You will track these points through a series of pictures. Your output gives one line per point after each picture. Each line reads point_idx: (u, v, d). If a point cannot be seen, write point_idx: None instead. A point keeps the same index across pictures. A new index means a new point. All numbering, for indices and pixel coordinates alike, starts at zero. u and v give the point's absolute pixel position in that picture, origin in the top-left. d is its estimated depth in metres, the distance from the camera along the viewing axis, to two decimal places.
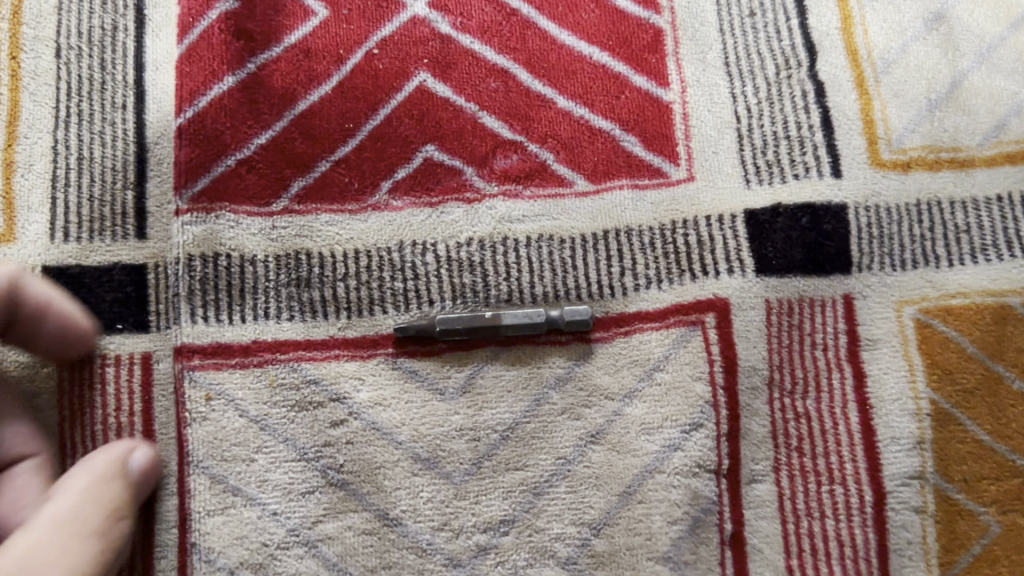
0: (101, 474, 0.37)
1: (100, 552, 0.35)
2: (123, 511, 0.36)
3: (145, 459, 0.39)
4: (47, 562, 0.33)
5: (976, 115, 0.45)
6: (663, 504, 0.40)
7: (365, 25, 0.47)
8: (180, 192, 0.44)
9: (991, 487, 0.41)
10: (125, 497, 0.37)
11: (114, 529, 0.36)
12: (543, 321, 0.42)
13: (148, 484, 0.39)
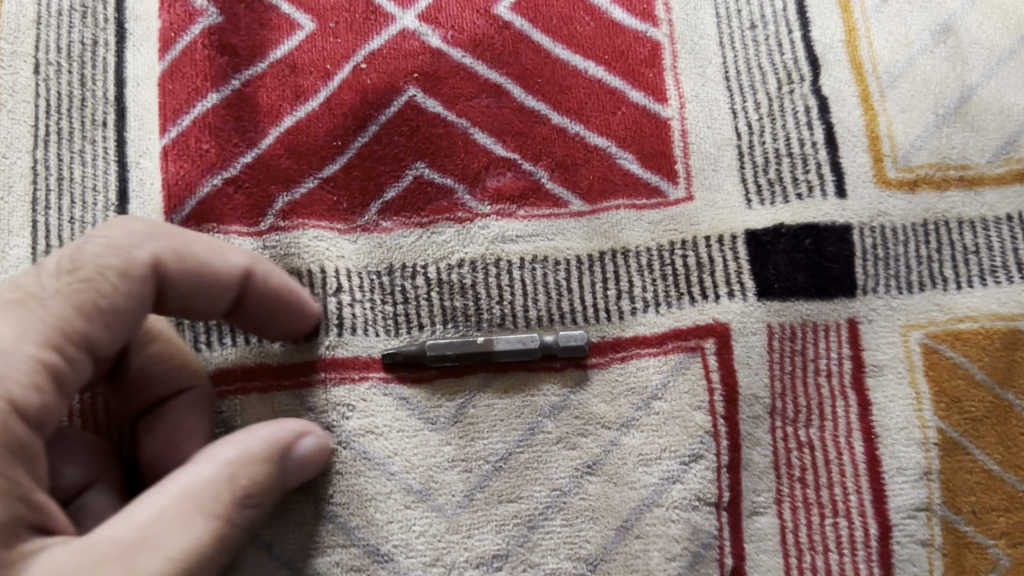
0: (257, 450, 0.33)
1: (219, 530, 0.31)
2: (260, 488, 0.33)
3: (315, 446, 0.36)
4: (159, 531, 0.30)
5: (985, 131, 0.43)
6: (662, 539, 0.39)
7: (352, 39, 0.45)
8: (168, 215, 0.42)
9: (1001, 519, 0.39)
10: (274, 473, 0.34)
11: (243, 504, 0.32)
12: (536, 347, 0.40)
13: (309, 470, 0.36)
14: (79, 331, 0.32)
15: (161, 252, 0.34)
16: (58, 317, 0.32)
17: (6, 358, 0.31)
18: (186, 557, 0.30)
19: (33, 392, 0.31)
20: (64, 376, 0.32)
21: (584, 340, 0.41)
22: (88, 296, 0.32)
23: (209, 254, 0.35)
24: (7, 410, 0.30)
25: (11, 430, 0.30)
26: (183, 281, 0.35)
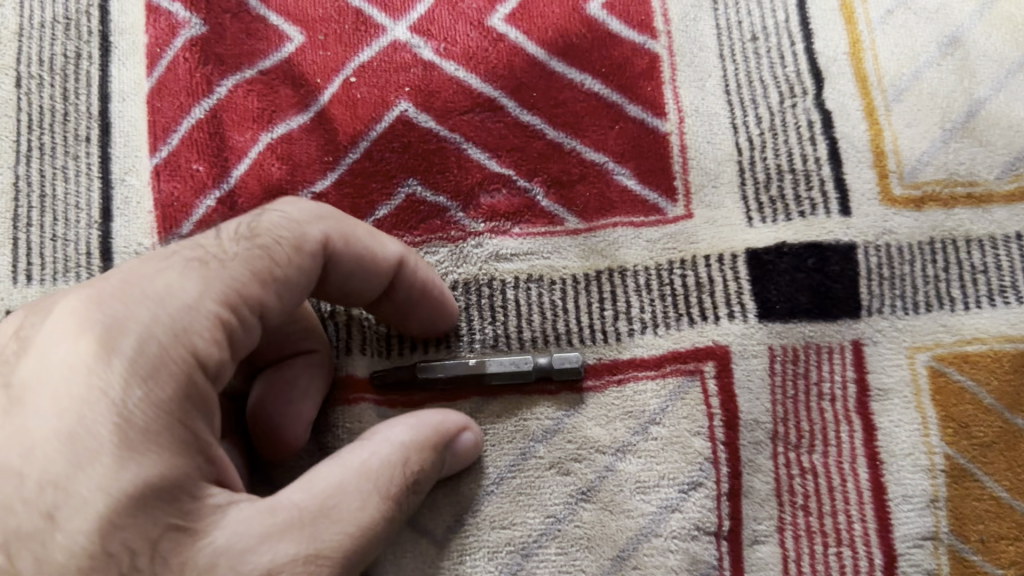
0: (439, 438, 0.35)
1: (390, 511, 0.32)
2: (428, 472, 0.35)
3: (473, 440, 0.37)
4: (339, 505, 0.31)
5: (994, 147, 0.42)
6: (660, 570, 0.37)
7: (342, 52, 0.44)
8: (163, 237, 0.41)
9: (1011, 548, 0.38)
10: (440, 460, 0.35)
11: (413, 485, 0.34)
12: (530, 370, 0.39)
13: (458, 465, 0.37)
14: (256, 296, 0.32)
15: (324, 233, 0.34)
16: (235, 282, 0.31)
17: (193, 313, 0.30)
18: (361, 534, 0.31)
19: (215, 347, 0.30)
20: (237, 339, 0.31)
21: (579, 364, 0.39)
22: (267, 265, 0.32)
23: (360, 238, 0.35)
24: (191, 363, 0.29)
25: (195, 383, 0.30)
26: (339, 259, 0.35)
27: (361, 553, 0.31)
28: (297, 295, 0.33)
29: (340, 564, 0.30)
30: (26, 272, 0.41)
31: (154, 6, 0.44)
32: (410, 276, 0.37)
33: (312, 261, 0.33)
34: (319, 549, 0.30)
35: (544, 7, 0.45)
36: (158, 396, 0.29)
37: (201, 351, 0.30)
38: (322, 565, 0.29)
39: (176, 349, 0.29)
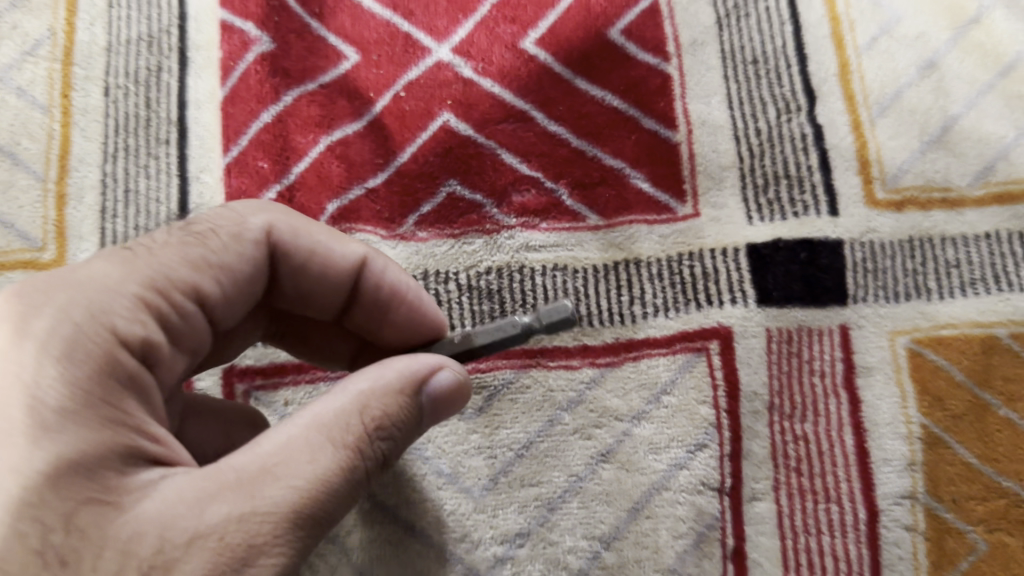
0: (402, 384, 0.34)
1: (349, 463, 0.31)
2: (394, 420, 0.33)
3: (450, 380, 0.35)
4: (287, 461, 0.30)
5: (966, 158, 0.48)
6: (669, 519, 0.43)
7: (393, 70, 0.50)
8: None
9: (979, 507, 0.43)
10: (412, 405, 0.34)
11: (376, 436, 0.32)
12: (519, 331, 0.37)
13: (445, 410, 0.35)
14: (186, 282, 0.35)
15: (264, 236, 0.38)
16: (160, 269, 0.34)
17: (113, 294, 0.32)
18: (313, 489, 0.30)
19: (136, 324, 0.32)
20: (174, 325, 0.35)
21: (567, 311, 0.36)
22: (200, 254, 0.36)
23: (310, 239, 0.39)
24: (112, 339, 0.31)
25: (117, 360, 0.31)
26: (292, 265, 0.39)
27: (315, 509, 0.30)
28: (236, 286, 0.37)
29: (291, 520, 0.29)
30: None
31: (228, 26, 0.50)
32: (379, 282, 0.41)
33: (250, 256, 0.37)
34: (258, 507, 0.29)
35: (570, 33, 0.51)
36: (73, 375, 0.30)
37: (122, 329, 0.32)
38: (265, 525, 0.29)
39: (95, 327, 0.31)
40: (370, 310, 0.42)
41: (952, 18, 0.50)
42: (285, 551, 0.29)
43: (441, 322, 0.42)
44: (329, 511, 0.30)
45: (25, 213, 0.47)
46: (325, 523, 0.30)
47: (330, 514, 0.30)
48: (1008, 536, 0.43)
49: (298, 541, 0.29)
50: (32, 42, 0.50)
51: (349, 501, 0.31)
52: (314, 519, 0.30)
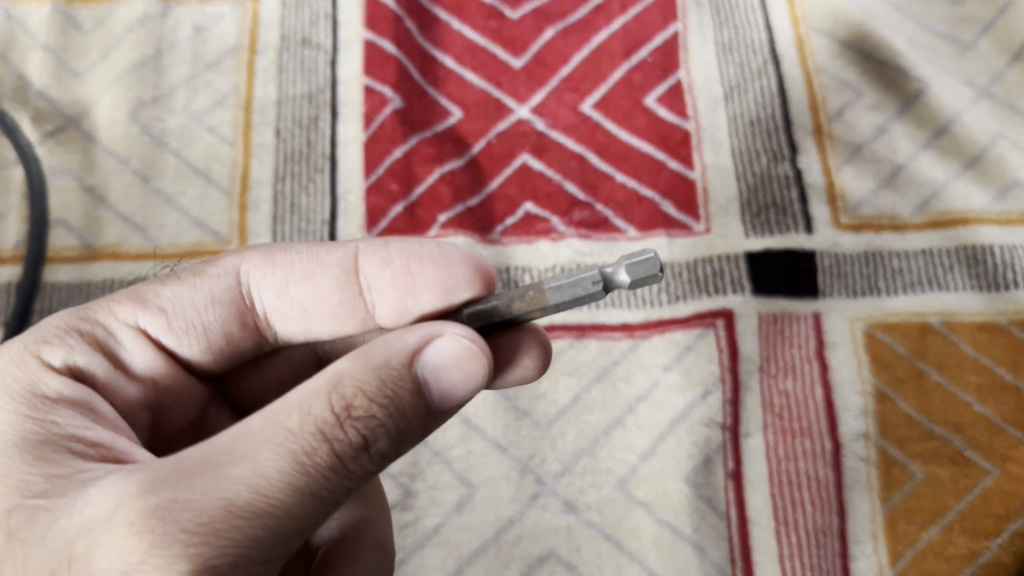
0: (381, 369, 0.36)
1: (307, 446, 0.34)
2: (372, 404, 0.35)
3: (448, 349, 0.37)
4: (232, 451, 0.34)
5: (908, 196, 0.64)
6: (686, 444, 0.58)
7: (486, 123, 0.68)
8: (368, 230, 0.64)
9: (917, 445, 0.58)
10: (395, 387, 0.36)
11: (350, 421, 0.35)
12: (607, 285, 0.37)
13: (457, 379, 0.37)
14: (121, 317, 0.45)
15: (230, 280, 0.47)
16: (95, 310, 0.45)
17: (44, 331, 0.43)
18: (265, 478, 0.33)
19: (60, 353, 0.42)
20: (114, 354, 0.45)
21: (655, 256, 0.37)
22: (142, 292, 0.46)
23: (284, 266, 0.47)
24: (39, 365, 0.41)
25: (45, 380, 0.41)
26: (275, 296, 0.47)
27: (261, 499, 0.33)
28: (185, 321, 0.46)
29: (235, 509, 0.33)
30: None
31: (369, 89, 0.68)
32: (390, 262, 0.48)
33: (208, 295, 0.47)
34: (191, 495, 0.33)
35: (617, 100, 0.68)
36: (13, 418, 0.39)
37: (48, 356, 0.42)
38: (201, 515, 0.32)
39: (26, 356, 0.41)
40: (399, 286, 0.47)
41: (900, 95, 0.68)
42: (227, 540, 0.33)
43: (477, 257, 0.47)
44: (283, 497, 0.33)
45: (217, 217, 0.65)
46: (281, 511, 0.34)
47: (288, 500, 0.34)
48: (939, 468, 0.57)
49: (242, 530, 0.33)
50: (222, 95, 0.68)
51: (321, 486, 0.34)
52: (262, 507, 0.33)
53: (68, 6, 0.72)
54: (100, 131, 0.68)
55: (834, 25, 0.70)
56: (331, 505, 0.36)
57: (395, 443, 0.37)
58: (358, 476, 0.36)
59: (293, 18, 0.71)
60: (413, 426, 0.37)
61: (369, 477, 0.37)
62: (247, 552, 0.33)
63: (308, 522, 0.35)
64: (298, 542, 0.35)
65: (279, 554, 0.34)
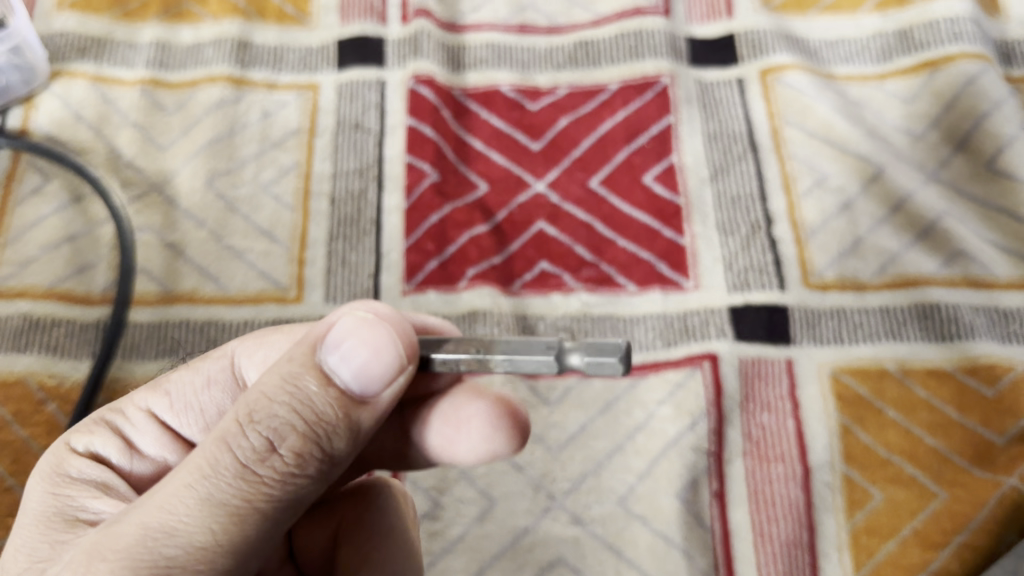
0: (283, 373, 0.42)
1: (213, 458, 0.40)
2: (272, 405, 0.41)
3: (344, 331, 0.41)
4: (158, 486, 0.40)
5: (868, 261, 0.75)
6: (677, 466, 0.68)
7: (508, 196, 0.79)
8: (407, 282, 0.75)
9: (877, 471, 0.67)
10: (297, 383, 0.41)
11: (253, 428, 0.40)
12: (562, 365, 0.38)
13: (362, 355, 0.41)
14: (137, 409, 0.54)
15: (226, 364, 0.55)
16: (120, 405, 0.55)
17: (80, 427, 0.54)
18: (176, 496, 0.39)
19: (83, 440, 0.53)
20: (128, 436, 0.53)
21: (620, 363, 0.37)
22: (158, 381, 0.55)
23: (265, 346, 0.54)
24: (66, 454, 0.52)
25: (70, 463, 0.51)
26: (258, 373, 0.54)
27: (172, 516, 0.39)
28: (185, 403, 0.54)
29: (150, 530, 0.39)
30: (333, 298, 0.74)
31: (410, 165, 0.80)
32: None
33: (205, 377, 0.55)
34: (120, 527, 0.39)
35: (620, 179, 0.80)
36: (44, 499, 0.49)
37: (76, 443, 0.52)
38: (121, 543, 0.39)
39: (59, 448, 0.52)
40: None
41: (861, 176, 0.79)
42: (148, 561, 0.38)
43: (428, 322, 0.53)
44: (193, 510, 0.39)
45: (280, 270, 0.76)
46: (194, 526, 0.39)
47: (200, 514, 0.39)
48: (896, 492, 0.66)
49: (158, 549, 0.38)
50: (285, 169, 0.81)
51: (233, 493, 0.40)
52: (175, 523, 0.39)
53: (155, 91, 0.85)
54: (180, 197, 0.79)
55: (805, 118, 0.82)
56: (257, 512, 0.40)
57: (312, 439, 0.41)
58: (277, 478, 0.41)
59: (348, 107, 0.84)
60: (325, 419, 0.41)
61: (296, 479, 0.41)
62: (170, 570, 0.38)
63: (234, 533, 0.40)
64: (231, 554, 0.40)
65: (210, 568, 0.39)
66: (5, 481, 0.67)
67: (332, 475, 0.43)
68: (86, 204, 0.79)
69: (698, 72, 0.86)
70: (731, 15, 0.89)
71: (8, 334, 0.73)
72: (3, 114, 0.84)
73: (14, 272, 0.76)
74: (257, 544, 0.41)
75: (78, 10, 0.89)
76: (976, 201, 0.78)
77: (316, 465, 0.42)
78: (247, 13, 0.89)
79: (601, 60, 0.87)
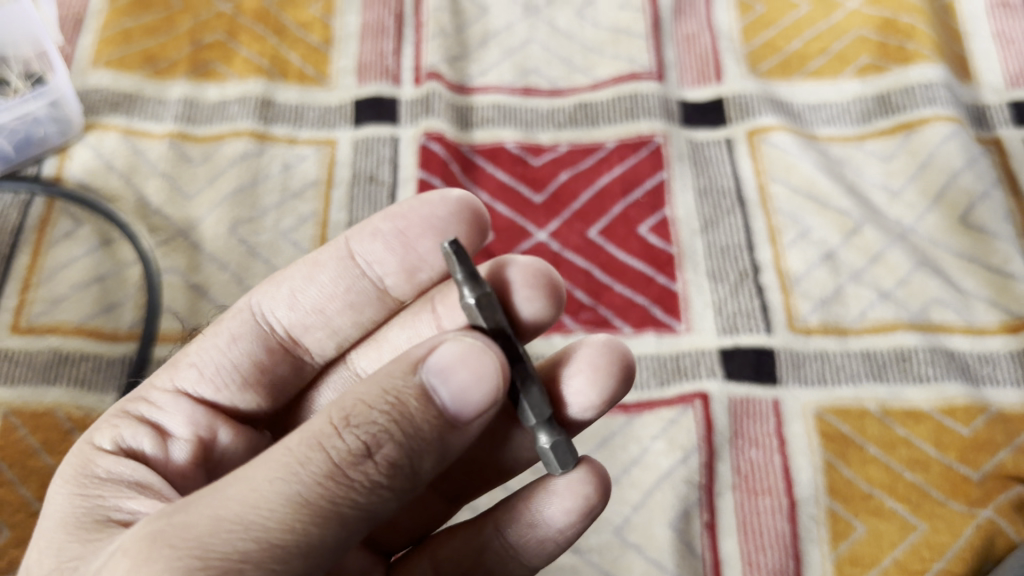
0: (384, 383, 0.44)
1: (305, 456, 0.42)
2: (370, 411, 0.43)
3: (452, 353, 0.44)
4: (237, 479, 0.42)
5: (849, 309, 0.80)
6: (671, 498, 0.71)
7: (511, 244, 0.85)
8: None
9: (859, 503, 0.71)
10: (398, 396, 0.43)
11: (349, 430, 0.42)
12: (538, 425, 0.49)
13: (465, 377, 0.43)
14: (163, 394, 0.59)
15: (247, 317, 0.61)
16: (143, 395, 0.59)
17: (105, 423, 0.56)
18: (259, 490, 0.41)
19: (110, 438, 0.55)
20: (157, 420, 0.57)
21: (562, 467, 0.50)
22: (180, 357, 0.61)
23: (287, 282, 0.62)
24: (90, 454, 0.53)
25: (93, 463, 0.53)
26: (288, 310, 0.62)
27: (252, 509, 0.41)
28: (213, 367, 0.60)
29: (228, 521, 0.40)
30: None
31: None
32: (378, 234, 0.60)
33: (228, 335, 0.61)
34: (196, 514, 0.41)
35: (618, 229, 0.86)
36: (68, 500, 0.50)
37: (101, 440, 0.54)
38: (194, 533, 0.40)
39: (88, 447, 0.54)
40: (394, 250, 0.60)
41: (842, 228, 0.84)
42: (222, 553, 0.40)
43: (454, 197, 0.59)
44: (275, 506, 0.41)
45: None
46: (274, 521, 0.41)
47: (283, 510, 0.41)
48: (878, 523, 0.70)
49: (234, 542, 0.40)
50: (303, 218, 0.86)
51: (317, 494, 0.41)
52: (254, 517, 0.40)
53: (182, 143, 0.91)
54: (204, 242, 0.85)
55: (789, 174, 0.88)
56: (337, 517, 0.42)
57: (404, 452, 0.43)
58: (364, 486, 0.43)
59: (363, 161, 0.90)
60: (422, 433, 0.43)
61: (381, 490, 0.43)
62: (242, 565, 0.40)
63: (312, 534, 0.41)
64: (305, 556, 0.41)
65: (280, 568, 0.41)
66: (32, 505, 0.71)
67: (408, 493, 0.45)
68: (114, 247, 0.84)
69: (689, 132, 0.92)
70: (721, 80, 0.95)
71: (38, 368, 0.77)
72: (39, 163, 0.89)
73: (46, 309, 0.80)
74: (329, 549, 0.42)
75: (111, 68, 0.95)
76: (952, 253, 0.83)
77: (400, 479, 0.44)
78: (270, 73, 0.95)
79: (599, 120, 0.93)
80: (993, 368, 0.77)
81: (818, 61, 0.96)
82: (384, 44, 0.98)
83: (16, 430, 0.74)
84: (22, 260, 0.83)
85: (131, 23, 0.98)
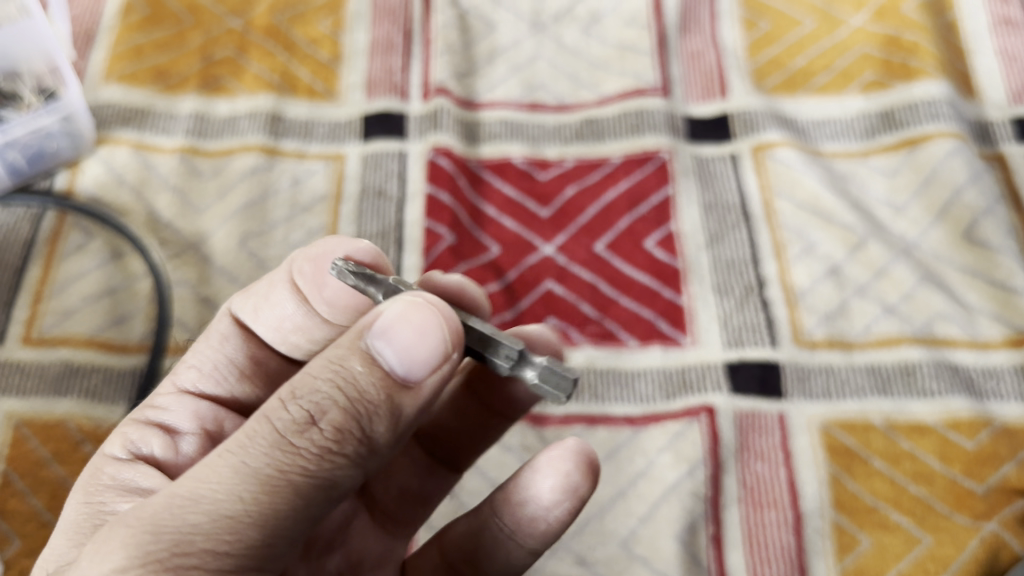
0: (329, 354, 0.44)
1: (253, 431, 0.43)
2: (314, 381, 0.43)
3: (392, 314, 0.43)
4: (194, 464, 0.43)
5: (854, 323, 0.81)
6: (676, 511, 0.72)
7: (518, 257, 0.86)
8: None
9: (865, 517, 0.71)
10: (342, 362, 0.44)
11: (295, 402, 0.43)
12: (517, 367, 0.44)
13: (407, 336, 0.43)
14: (167, 397, 0.60)
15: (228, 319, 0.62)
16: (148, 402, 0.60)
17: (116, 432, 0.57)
18: (209, 467, 0.42)
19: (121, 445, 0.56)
20: (164, 422, 0.58)
21: (566, 391, 0.43)
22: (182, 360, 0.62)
23: (252, 295, 0.62)
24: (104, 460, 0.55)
25: (102, 469, 0.54)
26: (257, 321, 0.62)
27: (202, 484, 0.41)
28: (211, 366, 0.61)
29: (179, 499, 0.41)
30: None
31: (429, 229, 0.86)
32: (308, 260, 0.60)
33: (218, 335, 0.61)
34: (155, 498, 0.42)
35: (623, 243, 0.86)
36: (75, 509, 0.51)
37: (111, 448, 0.55)
38: (146, 513, 0.41)
39: (100, 456, 0.55)
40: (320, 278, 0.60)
41: (848, 243, 0.85)
42: (174, 527, 0.40)
43: (361, 245, 0.59)
44: (222, 478, 0.41)
45: None
46: (223, 494, 0.41)
47: (231, 482, 0.41)
48: (884, 537, 0.70)
49: (184, 516, 0.41)
50: (312, 232, 0.87)
51: (265, 464, 0.42)
52: (203, 492, 0.41)
53: (192, 158, 0.92)
54: (214, 255, 0.85)
55: (794, 190, 0.89)
56: (289, 486, 0.42)
57: (351, 417, 0.43)
58: (314, 453, 0.42)
59: (371, 175, 0.91)
60: (368, 397, 0.43)
61: (333, 457, 0.43)
62: (193, 537, 0.40)
63: (264, 502, 0.41)
64: (259, 525, 0.41)
65: (233, 539, 0.41)
66: (42, 516, 0.72)
67: (369, 460, 0.44)
68: (124, 261, 0.85)
69: (695, 148, 0.93)
70: (725, 96, 0.96)
71: (49, 380, 0.77)
72: (51, 177, 0.90)
73: (57, 320, 0.81)
74: (287, 520, 0.42)
75: (123, 83, 0.96)
76: (956, 268, 0.83)
77: (354, 445, 0.43)
78: (279, 89, 0.97)
79: (605, 135, 0.94)
80: (997, 382, 0.77)
81: (822, 77, 0.97)
82: (393, 60, 0.99)
83: (27, 441, 0.75)
84: (33, 272, 0.84)
85: (143, 39, 0.99)
